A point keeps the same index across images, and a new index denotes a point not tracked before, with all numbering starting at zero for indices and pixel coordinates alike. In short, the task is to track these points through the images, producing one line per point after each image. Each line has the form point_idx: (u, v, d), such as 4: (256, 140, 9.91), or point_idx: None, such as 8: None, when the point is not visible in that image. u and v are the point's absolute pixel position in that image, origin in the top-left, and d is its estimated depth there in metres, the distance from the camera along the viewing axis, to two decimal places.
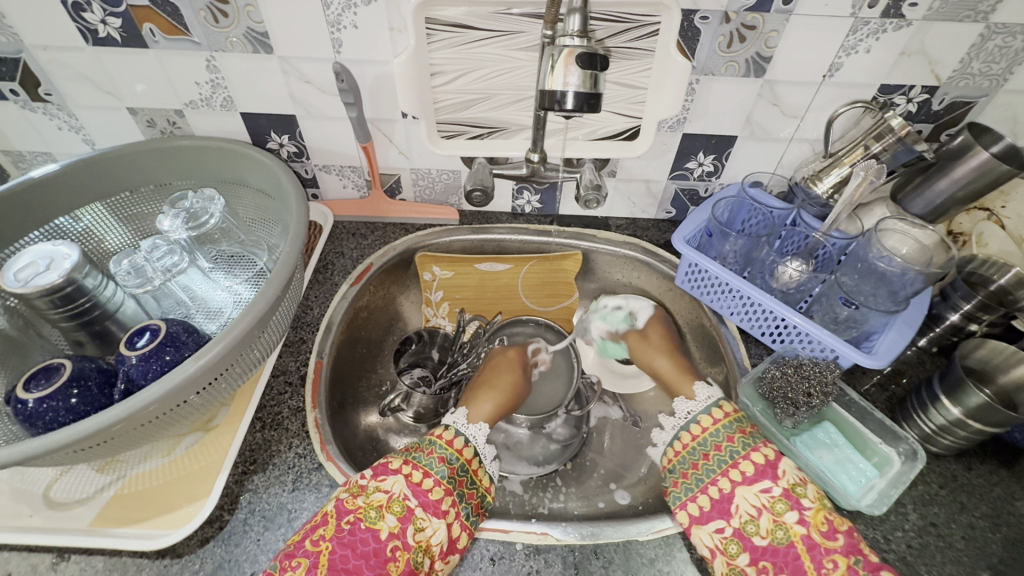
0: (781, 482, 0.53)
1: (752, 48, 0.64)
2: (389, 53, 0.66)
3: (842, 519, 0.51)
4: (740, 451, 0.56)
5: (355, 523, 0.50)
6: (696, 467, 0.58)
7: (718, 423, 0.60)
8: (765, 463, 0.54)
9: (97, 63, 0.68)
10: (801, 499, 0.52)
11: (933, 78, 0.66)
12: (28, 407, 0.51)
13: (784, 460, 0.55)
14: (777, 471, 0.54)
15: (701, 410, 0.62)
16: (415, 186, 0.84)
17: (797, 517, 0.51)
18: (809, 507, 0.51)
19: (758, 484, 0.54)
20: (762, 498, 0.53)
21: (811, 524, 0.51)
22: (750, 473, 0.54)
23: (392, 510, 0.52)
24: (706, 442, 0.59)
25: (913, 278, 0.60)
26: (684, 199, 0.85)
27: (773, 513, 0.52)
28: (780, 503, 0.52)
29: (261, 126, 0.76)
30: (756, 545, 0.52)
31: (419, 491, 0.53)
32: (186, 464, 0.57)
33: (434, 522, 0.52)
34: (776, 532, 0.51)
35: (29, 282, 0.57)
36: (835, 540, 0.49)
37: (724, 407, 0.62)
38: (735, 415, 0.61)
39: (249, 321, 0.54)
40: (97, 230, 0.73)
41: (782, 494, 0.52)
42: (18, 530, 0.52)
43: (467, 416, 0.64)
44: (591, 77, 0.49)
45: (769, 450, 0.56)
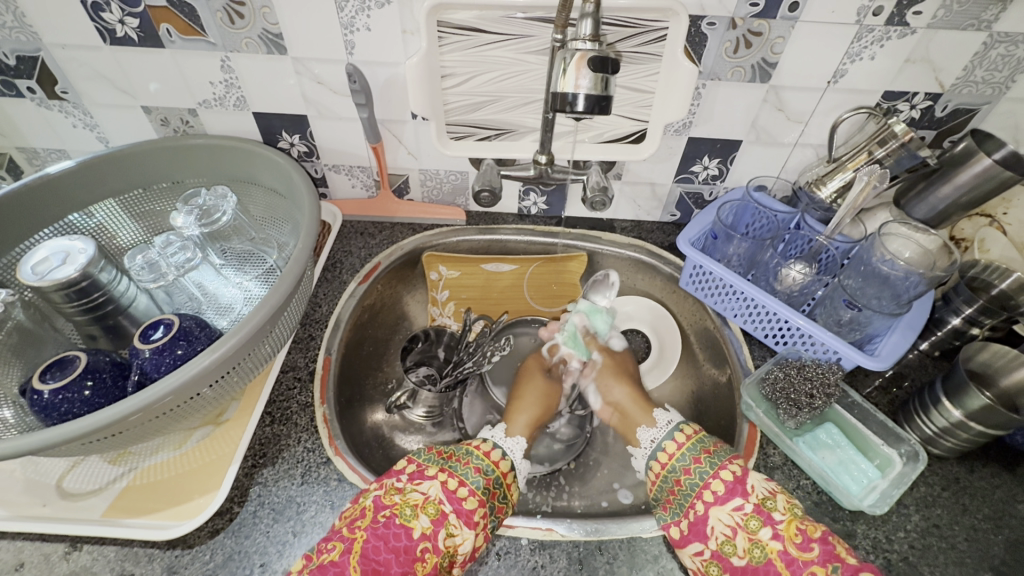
0: (751, 498, 0.54)
1: (758, 54, 0.65)
2: (401, 55, 0.67)
3: (815, 526, 0.51)
4: (707, 472, 0.57)
5: (390, 517, 0.51)
6: (672, 495, 0.59)
7: (686, 443, 0.61)
8: (733, 481, 0.55)
9: (114, 62, 0.69)
10: (772, 513, 0.53)
11: (936, 84, 0.67)
12: (43, 397, 0.52)
13: (751, 475, 0.56)
14: (745, 487, 0.55)
15: (664, 436, 0.63)
16: (424, 186, 0.85)
17: (771, 533, 0.52)
18: (781, 521, 0.52)
19: (729, 504, 0.54)
20: (735, 516, 0.54)
21: (786, 538, 0.51)
22: (720, 493, 0.55)
23: (427, 511, 0.53)
24: (679, 463, 0.60)
25: (916, 281, 0.61)
26: (689, 202, 0.86)
27: (748, 531, 0.53)
28: (754, 520, 0.53)
29: (273, 125, 0.77)
30: (736, 566, 0.52)
31: (453, 498, 0.54)
32: (196, 457, 0.58)
33: (464, 531, 0.52)
34: (753, 551, 0.52)
35: (46, 276, 0.58)
36: (810, 550, 0.50)
37: (686, 429, 0.63)
38: (698, 436, 0.62)
39: (261, 316, 0.55)
40: (110, 226, 0.74)
41: (754, 510, 0.53)
42: (32, 519, 0.53)
43: (505, 431, 0.67)
44: (602, 79, 0.50)
45: (735, 467, 0.57)
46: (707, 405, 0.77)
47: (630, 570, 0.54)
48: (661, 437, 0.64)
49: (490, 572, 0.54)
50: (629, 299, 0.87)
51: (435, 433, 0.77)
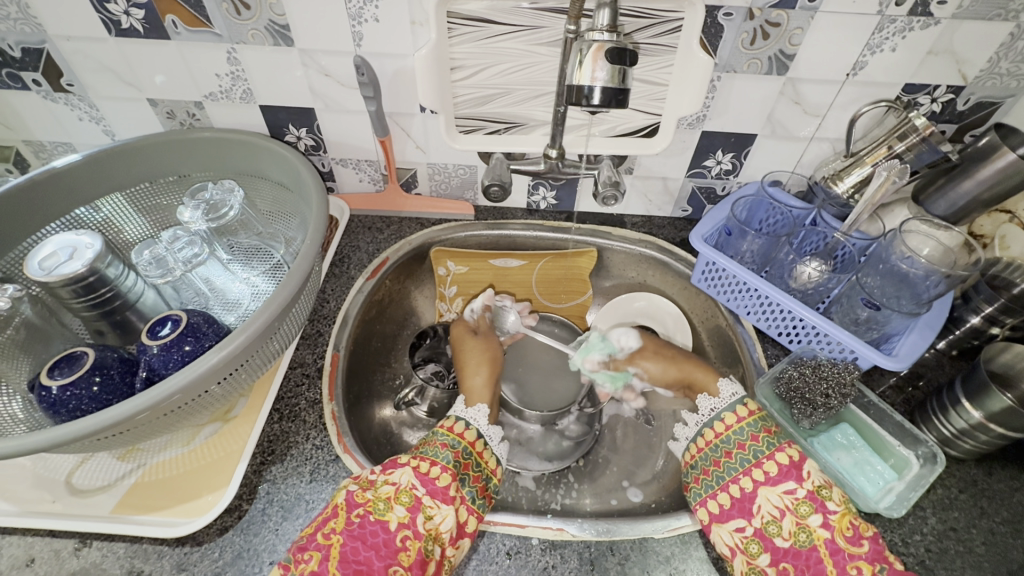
0: (806, 484, 0.53)
1: (775, 45, 0.63)
2: (409, 47, 0.66)
3: (867, 524, 0.51)
4: (764, 450, 0.56)
5: (365, 516, 0.50)
6: (718, 467, 0.58)
7: (749, 417, 0.59)
8: (789, 464, 0.54)
9: (120, 54, 0.69)
10: (826, 502, 0.52)
11: (959, 77, 0.65)
12: (51, 394, 0.52)
13: (809, 461, 0.55)
14: (802, 472, 0.54)
15: (726, 407, 0.62)
16: (432, 181, 0.84)
17: (820, 520, 0.51)
18: (834, 512, 0.51)
19: (782, 485, 0.53)
20: (785, 499, 0.53)
21: (836, 529, 0.50)
22: (773, 473, 0.54)
23: (400, 501, 0.52)
24: (737, 435, 0.59)
25: (937, 281, 0.60)
26: (701, 197, 0.84)
27: (796, 515, 0.52)
28: (804, 506, 0.52)
29: (280, 118, 0.76)
30: (778, 547, 0.52)
31: (426, 480, 0.54)
32: (204, 454, 0.57)
33: (442, 509, 0.52)
34: (798, 535, 0.51)
35: (53, 271, 0.57)
36: (860, 546, 0.49)
37: (749, 405, 0.61)
38: (759, 414, 0.60)
39: (270, 313, 0.54)
40: (116, 220, 0.73)
41: (807, 496, 0.52)
42: (42, 515, 0.53)
43: (465, 401, 0.66)
44: (619, 71, 0.49)
45: (794, 451, 0.55)
46: None
47: (641, 570, 0.54)
48: (723, 407, 0.62)
49: (500, 571, 0.53)
50: (638, 294, 0.86)
51: None
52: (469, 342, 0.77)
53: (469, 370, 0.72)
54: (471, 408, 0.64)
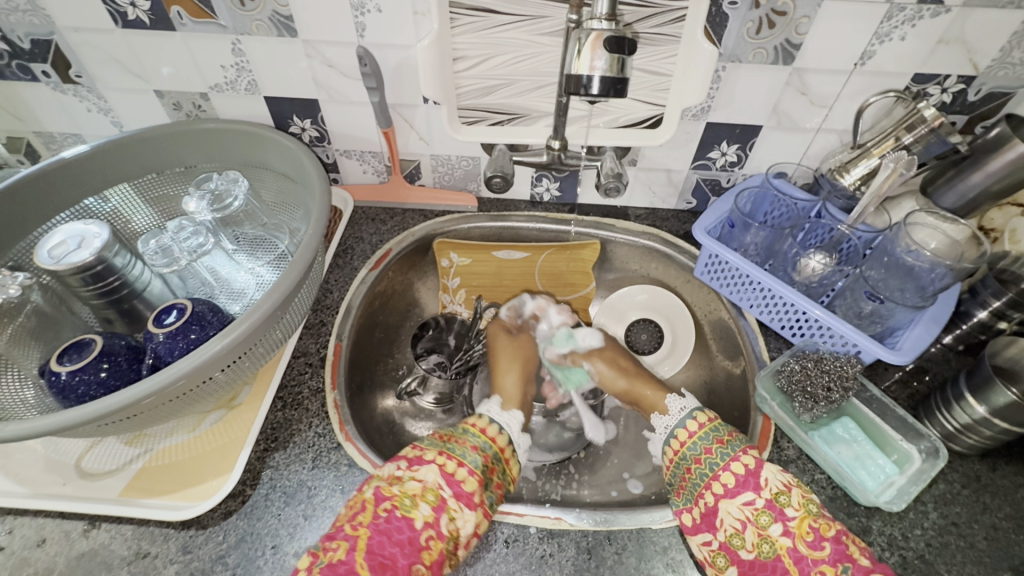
0: (764, 493, 0.54)
1: (781, 35, 0.62)
2: (413, 38, 0.66)
3: (828, 525, 0.51)
4: (720, 462, 0.57)
5: (392, 511, 0.51)
6: (683, 482, 0.59)
7: (701, 429, 0.61)
8: (745, 474, 0.55)
9: (126, 46, 0.69)
10: (785, 509, 0.52)
11: (971, 66, 0.63)
12: (61, 379, 0.53)
13: (765, 468, 0.55)
14: (758, 481, 0.54)
15: (676, 424, 0.63)
16: (435, 172, 0.84)
17: (781, 529, 0.52)
18: (793, 518, 0.52)
19: (740, 497, 0.54)
20: (745, 511, 0.54)
21: (797, 536, 0.51)
22: (731, 484, 0.55)
23: (426, 499, 0.53)
24: (693, 449, 0.60)
25: (942, 274, 0.59)
26: (706, 189, 0.83)
27: (757, 526, 0.53)
28: (764, 515, 0.53)
29: (285, 110, 0.77)
30: (744, 559, 0.53)
31: (453, 481, 0.55)
32: (209, 440, 0.58)
33: (466, 513, 0.53)
34: (761, 546, 0.53)
35: (61, 260, 0.58)
36: (822, 549, 0.50)
37: (699, 417, 0.62)
38: (714, 422, 0.61)
39: (273, 301, 0.55)
40: (125, 211, 0.74)
41: (766, 505, 0.53)
42: (53, 496, 0.54)
43: (500, 405, 0.70)
44: (619, 60, 0.48)
45: (749, 459, 0.56)
46: (720, 397, 0.76)
47: (639, 561, 0.54)
48: (673, 424, 0.64)
49: (498, 559, 0.54)
50: (636, 287, 0.87)
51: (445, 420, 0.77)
52: (503, 341, 0.81)
53: (501, 371, 0.76)
54: (508, 415, 0.68)
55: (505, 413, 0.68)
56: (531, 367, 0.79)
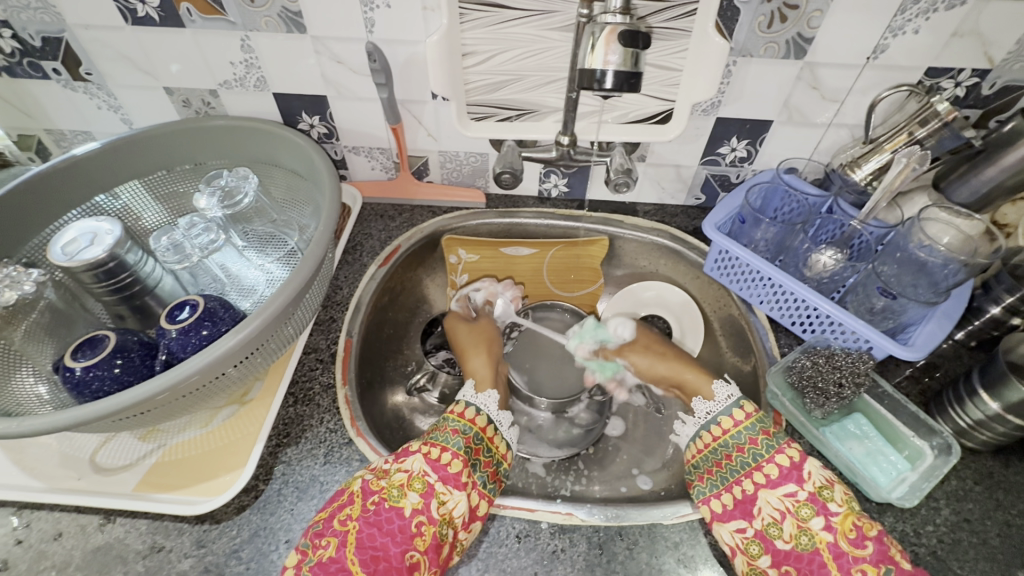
0: (807, 486, 0.53)
1: (793, 28, 0.62)
2: (422, 34, 0.66)
3: (871, 525, 0.50)
4: (763, 453, 0.56)
5: (379, 503, 0.51)
6: (717, 467, 0.59)
7: (747, 419, 0.60)
8: (790, 466, 0.54)
9: (136, 43, 0.69)
10: (828, 504, 0.52)
11: (985, 60, 0.63)
12: (75, 374, 0.54)
13: (809, 461, 0.55)
14: (802, 474, 0.54)
15: (721, 410, 0.62)
16: (443, 169, 0.84)
17: (823, 524, 0.51)
18: (836, 513, 0.51)
19: (782, 488, 0.54)
20: (786, 502, 0.53)
21: (839, 532, 0.50)
22: (774, 476, 0.55)
23: (414, 487, 0.53)
24: (734, 438, 0.59)
25: (956, 269, 0.59)
26: (715, 185, 0.83)
27: (797, 518, 0.52)
28: (806, 508, 0.52)
29: (293, 106, 0.77)
30: (779, 549, 0.52)
31: (438, 467, 0.55)
32: (221, 436, 0.59)
33: (455, 494, 0.53)
34: (800, 538, 0.51)
35: (75, 256, 0.59)
36: (864, 548, 0.49)
37: (745, 407, 0.61)
38: (757, 415, 0.60)
39: (285, 298, 0.55)
40: (135, 207, 0.75)
41: (808, 498, 0.52)
42: (68, 491, 0.54)
43: (476, 388, 0.67)
44: (632, 55, 0.48)
45: (794, 452, 0.56)
46: None
47: (650, 556, 0.54)
48: (717, 410, 0.62)
49: (510, 554, 0.54)
50: (646, 282, 0.87)
51: None
52: (462, 331, 0.79)
53: (469, 358, 0.74)
54: (483, 395, 0.65)
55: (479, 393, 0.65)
56: (495, 348, 0.77)
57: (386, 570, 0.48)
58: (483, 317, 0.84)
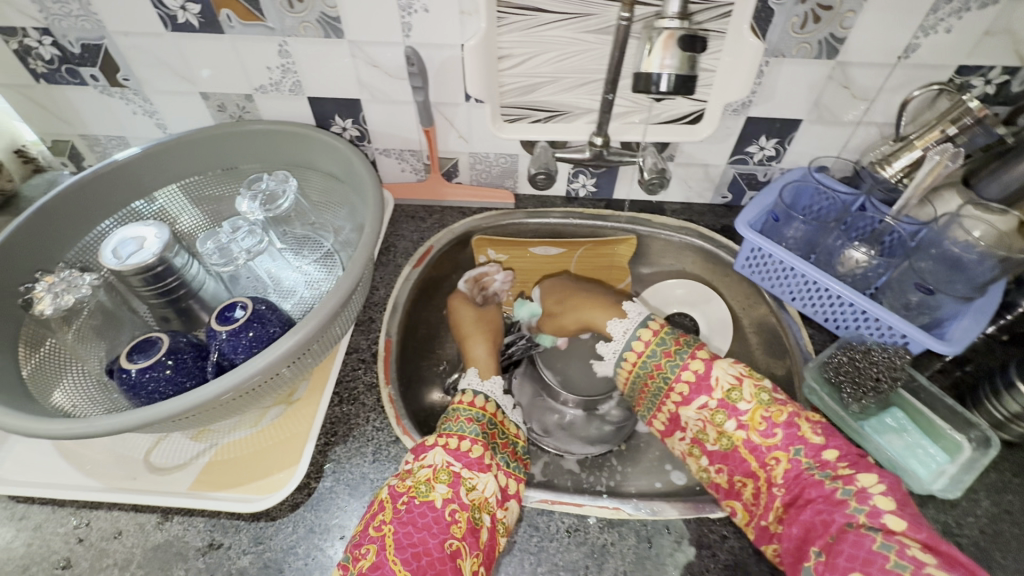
0: (716, 394, 0.58)
1: (826, 29, 0.63)
2: (459, 37, 0.67)
3: (780, 411, 0.55)
4: (674, 372, 0.61)
5: (410, 501, 0.52)
6: (646, 390, 0.64)
7: (650, 346, 0.64)
8: (697, 380, 0.59)
9: (175, 49, 0.70)
10: (737, 404, 0.56)
11: (1016, 57, 0.64)
12: (131, 376, 0.55)
13: (715, 369, 0.59)
14: (709, 384, 0.58)
15: (625, 346, 0.66)
16: (473, 170, 0.85)
17: (735, 424, 0.56)
18: (745, 411, 0.56)
19: (695, 402, 0.59)
20: (703, 412, 0.58)
21: (750, 427, 0.56)
22: (687, 392, 0.59)
23: (440, 479, 0.53)
24: (645, 365, 0.63)
25: (991, 266, 0.61)
26: (742, 183, 0.84)
27: (716, 424, 0.57)
28: (719, 414, 0.57)
29: (327, 110, 0.78)
30: (711, 451, 0.58)
31: (459, 455, 0.56)
32: (271, 435, 0.59)
33: (482, 477, 0.55)
34: (722, 440, 0.57)
35: (126, 259, 0.60)
36: (774, 436, 0.55)
37: (648, 330, 0.65)
38: (666, 329, 0.65)
39: (336, 299, 0.57)
40: (171, 210, 0.76)
41: (719, 405, 0.57)
42: (124, 491, 0.55)
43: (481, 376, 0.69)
44: (689, 58, 0.49)
45: (698, 364, 0.60)
46: None
47: (697, 550, 0.55)
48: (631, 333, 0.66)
49: (560, 548, 0.55)
50: (670, 282, 0.88)
51: None
52: (467, 316, 0.79)
53: (473, 346, 0.75)
54: (468, 374, 0.69)
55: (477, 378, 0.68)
56: (498, 339, 0.80)
57: (428, 564, 0.48)
58: (491, 304, 0.83)
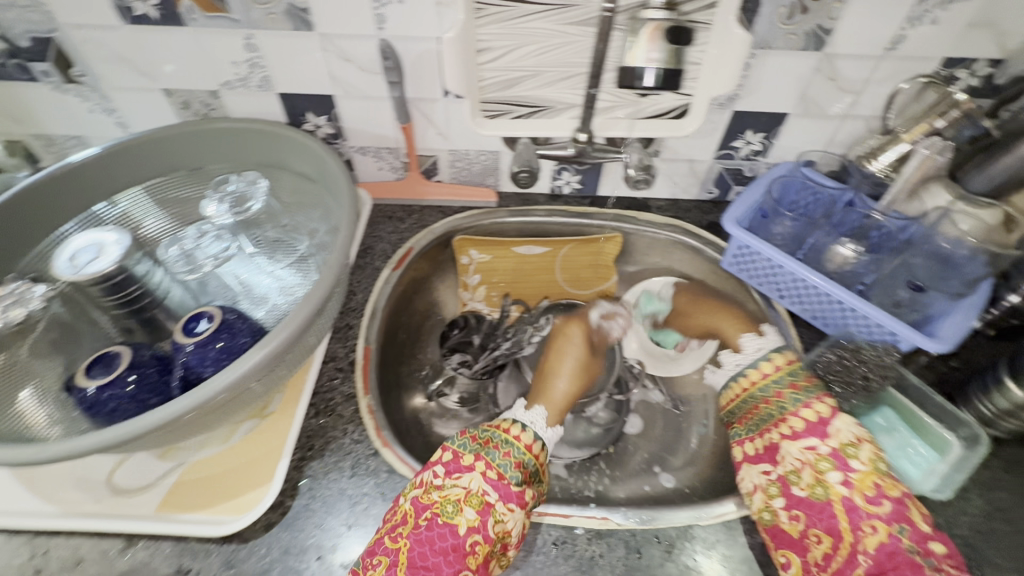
0: (830, 441, 0.54)
1: (813, 20, 0.61)
2: (435, 30, 0.64)
3: (894, 486, 0.50)
4: (790, 406, 0.58)
5: (432, 519, 0.50)
6: (752, 415, 0.61)
7: (777, 372, 0.62)
8: (815, 420, 0.55)
9: (133, 42, 0.66)
10: (850, 460, 0.52)
11: (1001, 50, 0.63)
12: (89, 395, 0.52)
13: (838, 419, 0.55)
14: (828, 430, 0.54)
15: (749, 365, 0.65)
16: (453, 168, 0.82)
17: (840, 478, 0.51)
18: (857, 470, 0.51)
19: (804, 441, 0.55)
20: (807, 453, 0.54)
21: (856, 487, 0.51)
22: (799, 429, 0.55)
23: (470, 504, 0.52)
24: (763, 391, 0.61)
25: (980, 261, 0.61)
26: (729, 179, 0.83)
27: (816, 470, 0.53)
28: (825, 462, 0.53)
29: (299, 106, 0.74)
30: (794, 494, 0.53)
31: (498, 485, 0.53)
32: (244, 452, 0.56)
33: (514, 515, 0.52)
34: (815, 487, 0.52)
35: (82, 269, 0.56)
36: (880, 505, 0.49)
37: (777, 359, 0.63)
38: (791, 366, 0.62)
39: (309, 309, 0.54)
40: (135, 214, 0.70)
41: (830, 453, 0.53)
42: (86, 516, 0.52)
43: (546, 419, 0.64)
44: (676, 52, 0.47)
45: (822, 407, 0.56)
46: None
47: (688, 559, 0.54)
48: (749, 363, 0.65)
49: (548, 562, 0.53)
50: (660, 279, 0.85)
51: (471, 419, 0.76)
52: (576, 342, 0.73)
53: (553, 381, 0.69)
54: (531, 412, 0.64)
55: (528, 410, 0.65)
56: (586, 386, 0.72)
57: None
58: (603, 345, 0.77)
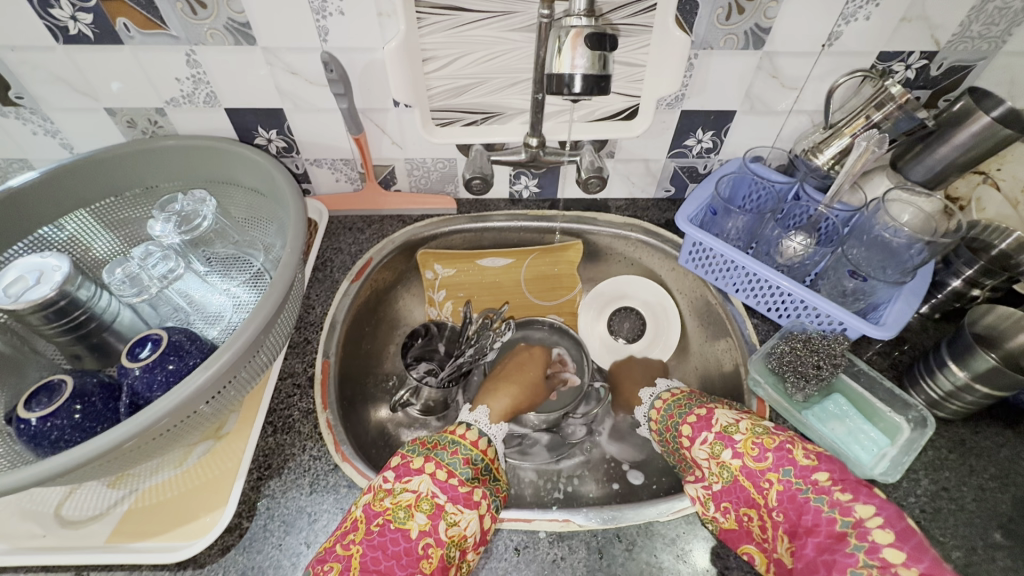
0: (715, 428, 0.58)
1: (751, 19, 0.62)
2: (379, 40, 0.63)
3: (772, 437, 0.55)
4: (679, 420, 0.62)
5: (384, 524, 0.51)
6: (671, 447, 0.64)
7: (666, 403, 0.66)
8: (698, 419, 0.60)
9: (70, 63, 0.65)
10: (733, 435, 0.57)
11: (932, 42, 0.65)
12: (31, 425, 0.50)
13: (716, 411, 0.60)
14: (709, 420, 0.59)
15: (647, 408, 0.69)
16: (411, 176, 0.82)
17: (732, 453, 0.56)
18: (739, 440, 0.56)
19: (698, 439, 0.59)
20: (705, 448, 0.58)
21: (744, 454, 0.55)
22: (691, 432, 0.60)
23: (421, 508, 0.52)
24: (663, 420, 0.65)
25: (920, 250, 0.61)
26: (683, 176, 0.84)
27: (715, 458, 0.56)
28: (717, 446, 0.57)
29: (248, 121, 0.73)
30: (715, 491, 0.56)
31: (447, 487, 0.54)
32: (198, 474, 0.56)
33: (466, 514, 0.53)
34: (722, 473, 0.55)
35: (20, 297, 0.55)
36: (765, 459, 0.54)
37: (663, 394, 0.67)
38: (680, 392, 0.67)
39: (256, 326, 0.53)
40: (83, 238, 0.70)
41: (717, 437, 0.57)
42: (35, 550, 0.51)
43: (489, 416, 0.66)
44: (599, 57, 0.48)
45: (702, 409, 0.61)
46: (712, 382, 0.77)
47: (649, 556, 0.54)
48: (646, 410, 0.69)
49: (511, 568, 0.53)
50: (623, 278, 0.87)
51: (440, 427, 0.77)
52: (532, 364, 0.79)
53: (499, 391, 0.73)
54: (475, 411, 0.66)
55: (473, 411, 0.66)
56: (527, 405, 0.74)
57: None
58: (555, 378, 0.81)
